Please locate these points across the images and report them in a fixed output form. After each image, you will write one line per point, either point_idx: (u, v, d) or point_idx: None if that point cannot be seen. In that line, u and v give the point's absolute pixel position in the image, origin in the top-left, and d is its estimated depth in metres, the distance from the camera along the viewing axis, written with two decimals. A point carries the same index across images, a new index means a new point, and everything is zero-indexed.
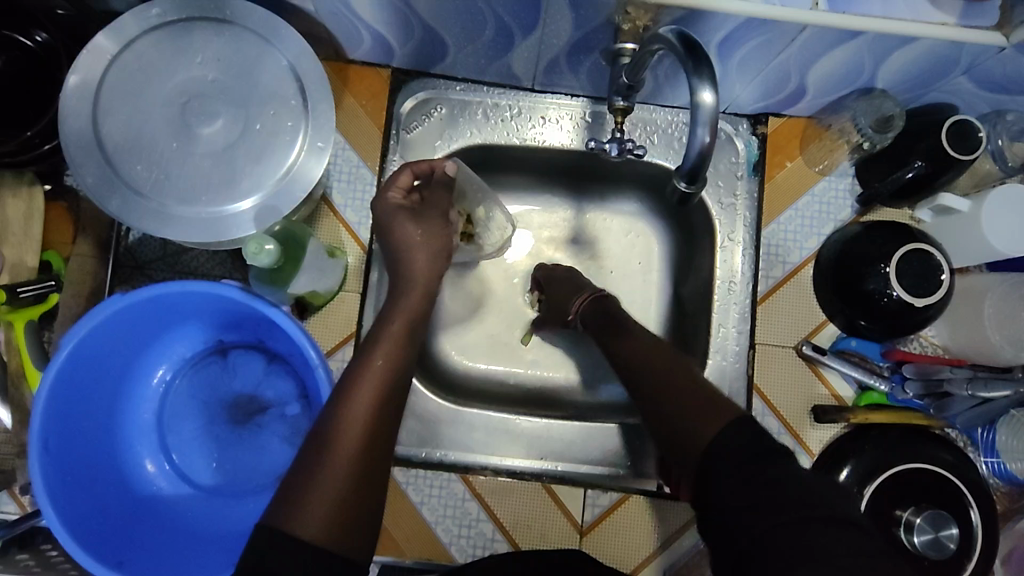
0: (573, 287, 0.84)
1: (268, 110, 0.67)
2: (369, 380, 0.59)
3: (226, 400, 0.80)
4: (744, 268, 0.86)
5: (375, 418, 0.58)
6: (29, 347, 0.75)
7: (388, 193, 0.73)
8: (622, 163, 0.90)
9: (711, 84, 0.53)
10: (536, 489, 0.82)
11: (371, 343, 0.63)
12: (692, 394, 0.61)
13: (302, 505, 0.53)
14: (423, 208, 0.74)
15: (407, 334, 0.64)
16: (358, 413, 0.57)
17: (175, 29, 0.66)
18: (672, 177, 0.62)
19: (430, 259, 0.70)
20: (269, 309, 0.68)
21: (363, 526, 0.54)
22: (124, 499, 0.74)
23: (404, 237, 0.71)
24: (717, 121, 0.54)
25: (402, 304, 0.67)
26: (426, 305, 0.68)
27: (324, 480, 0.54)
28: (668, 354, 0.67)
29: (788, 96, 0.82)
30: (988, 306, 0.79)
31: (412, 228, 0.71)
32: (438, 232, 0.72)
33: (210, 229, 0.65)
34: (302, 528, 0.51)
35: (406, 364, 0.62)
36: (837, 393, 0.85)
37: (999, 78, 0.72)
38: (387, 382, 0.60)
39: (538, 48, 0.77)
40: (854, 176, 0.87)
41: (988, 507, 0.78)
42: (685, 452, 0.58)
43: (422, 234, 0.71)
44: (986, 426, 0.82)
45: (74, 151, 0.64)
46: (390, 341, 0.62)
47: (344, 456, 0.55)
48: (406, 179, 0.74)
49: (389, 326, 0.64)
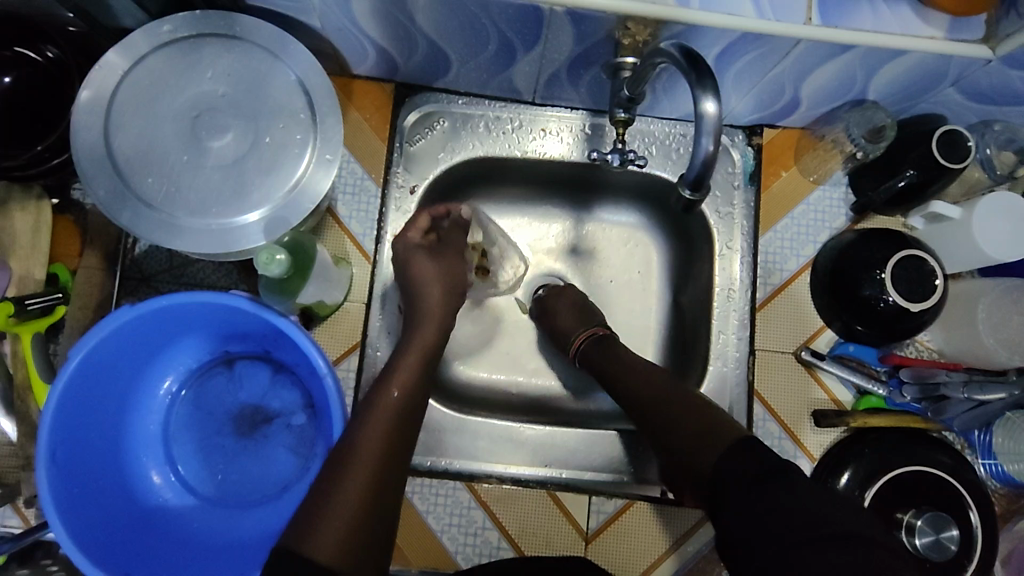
0: (577, 313, 0.87)
1: (278, 123, 0.68)
2: (383, 414, 0.65)
3: (232, 411, 0.81)
4: (742, 275, 0.88)
5: (387, 447, 0.63)
6: (36, 360, 0.76)
7: (409, 234, 0.80)
8: (621, 173, 0.92)
9: (714, 95, 0.54)
10: (541, 497, 0.83)
11: (384, 379, 0.68)
12: (691, 422, 0.63)
13: (317, 525, 0.56)
14: (438, 246, 0.83)
15: (419, 369, 0.71)
16: (370, 445, 0.62)
17: (186, 45, 0.68)
18: (676, 186, 0.63)
19: (445, 292, 0.79)
20: (278, 319, 0.69)
21: (370, 552, 0.57)
22: (130, 511, 0.74)
23: (421, 273, 0.79)
24: (721, 130, 0.55)
25: (416, 337, 0.74)
26: (438, 338, 0.76)
27: (339, 504, 0.57)
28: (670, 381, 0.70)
29: (782, 108, 0.85)
30: (980, 311, 0.81)
31: (430, 264, 0.80)
32: (453, 268, 0.82)
33: (221, 241, 0.66)
34: (317, 548, 0.54)
35: (418, 398, 0.68)
36: (835, 396, 0.86)
37: (986, 89, 0.74)
38: (399, 413, 0.65)
39: (539, 62, 0.78)
40: (847, 185, 0.89)
41: (986, 508, 0.80)
42: (693, 476, 0.60)
43: (438, 272, 0.80)
44: (983, 429, 0.83)
45: (85, 165, 0.65)
46: (402, 378, 0.68)
47: (356, 483, 0.59)
48: (424, 221, 0.81)
49: (403, 363, 0.70)
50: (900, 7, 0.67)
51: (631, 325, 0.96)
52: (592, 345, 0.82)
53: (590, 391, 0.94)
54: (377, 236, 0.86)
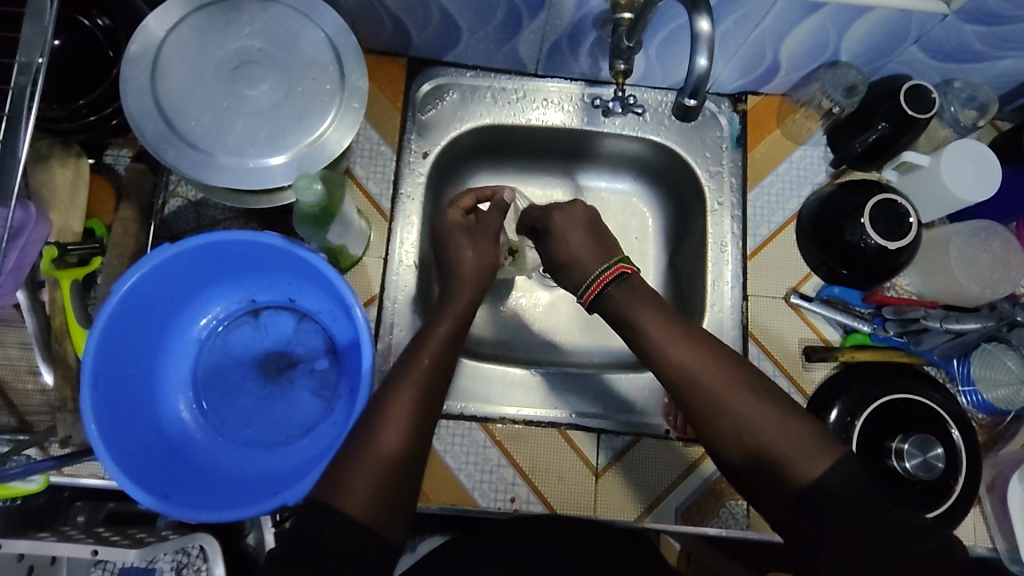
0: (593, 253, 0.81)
1: (309, 75, 0.74)
2: (410, 382, 0.67)
3: (258, 357, 0.85)
4: (733, 229, 0.95)
5: (418, 409, 0.65)
6: (73, 306, 0.80)
7: (450, 211, 0.87)
8: (617, 139, 0.99)
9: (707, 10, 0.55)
10: (553, 434, 0.87)
11: (416, 348, 0.71)
12: (770, 434, 0.61)
13: (345, 483, 0.60)
14: (476, 227, 0.88)
15: (448, 341, 0.72)
16: (400, 410, 0.65)
17: (225, 5, 0.74)
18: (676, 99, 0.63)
19: (476, 273, 0.82)
20: (310, 255, 0.74)
21: (401, 507, 0.61)
22: (163, 446, 0.78)
23: (457, 250, 0.84)
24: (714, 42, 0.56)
25: (448, 310, 0.77)
26: (467, 313, 0.78)
27: (367, 466, 0.61)
28: (729, 373, 0.65)
29: (763, 73, 0.93)
30: (952, 252, 0.88)
31: (465, 243, 0.85)
32: (486, 251, 0.85)
33: (255, 179, 0.72)
34: (347, 500, 0.58)
35: (445, 367, 0.70)
36: (825, 336, 0.92)
37: (945, 46, 0.83)
38: (428, 378, 0.68)
39: (543, 30, 0.86)
40: (826, 145, 0.97)
41: (969, 433, 0.85)
42: (778, 492, 0.60)
43: (471, 250, 0.84)
44: (961, 359, 0.89)
45: (132, 110, 0.71)
46: (432, 347, 0.71)
47: (387, 447, 0.62)
48: (468, 202, 0.89)
49: (432, 334, 0.72)
50: None
51: None
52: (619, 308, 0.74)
53: (591, 346, 1.00)
54: (392, 196, 0.93)
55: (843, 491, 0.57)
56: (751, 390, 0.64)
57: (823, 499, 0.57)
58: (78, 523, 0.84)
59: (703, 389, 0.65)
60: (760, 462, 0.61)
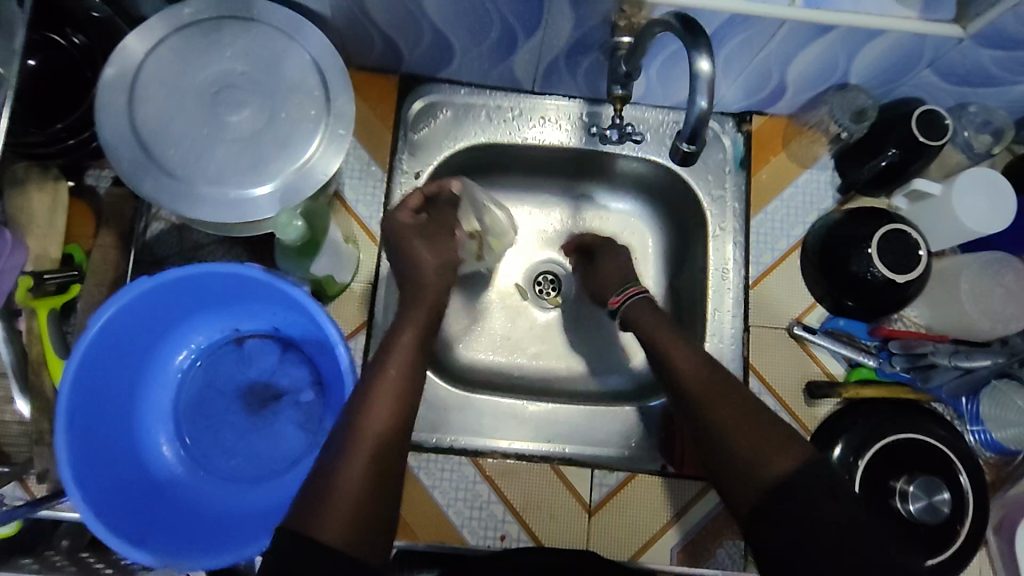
0: (621, 273, 0.91)
1: (293, 100, 0.71)
2: (380, 392, 0.68)
3: (241, 388, 0.83)
4: (735, 255, 0.92)
5: (391, 426, 0.66)
6: (51, 336, 0.77)
7: (399, 213, 0.81)
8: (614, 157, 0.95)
9: (708, 52, 0.54)
10: (545, 470, 0.85)
11: (382, 357, 0.72)
12: (738, 419, 0.67)
13: (326, 499, 0.60)
14: (429, 226, 0.83)
15: (414, 347, 0.73)
16: (372, 422, 0.65)
17: (206, 26, 0.71)
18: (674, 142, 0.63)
19: (439, 272, 0.81)
20: (291, 288, 0.71)
21: (378, 527, 0.61)
22: (141, 483, 0.75)
23: (414, 256, 0.81)
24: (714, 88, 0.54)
25: (409, 317, 0.76)
26: (429, 318, 0.78)
27: (346, 480, 0.61)
28: (707, 367, 0.72)
29: (770, 94, 0.89)
30: (964, 282, 0.85)
31: (422, 246, 0.81)
32: (446, 250, 0.83)
33: (236, 210, 0.68)
34: (329, 517, 0.59)
35: (413, 374, 0.71)
36: (829, 370, 0.89)
37: (961, 70, 0.79)
38: (398, 392, 0.69)
39: (540, 49, 0.82)
40: (835, 167, 0.93)
41: (977, 474, 0.82)
42: (746, 482, 0.63)
43: (430, 255, 0.81)
44: (970, 397, 0.86)
45: (108, 138, 0.68)
46: (399, 359, 0.71)
47: (360, 460, 0.63)
48: (416, 200, 0.82)
49: (398, 340, 0.73)
50: None
51: None
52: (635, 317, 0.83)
53: (586, 373, 0.97)
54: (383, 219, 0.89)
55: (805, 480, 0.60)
56: (731, 392, 0.69)
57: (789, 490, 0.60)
58: (63, 546, 0.81)
59: (692, 385, 0.71)
60: (726, 450, 0.66)
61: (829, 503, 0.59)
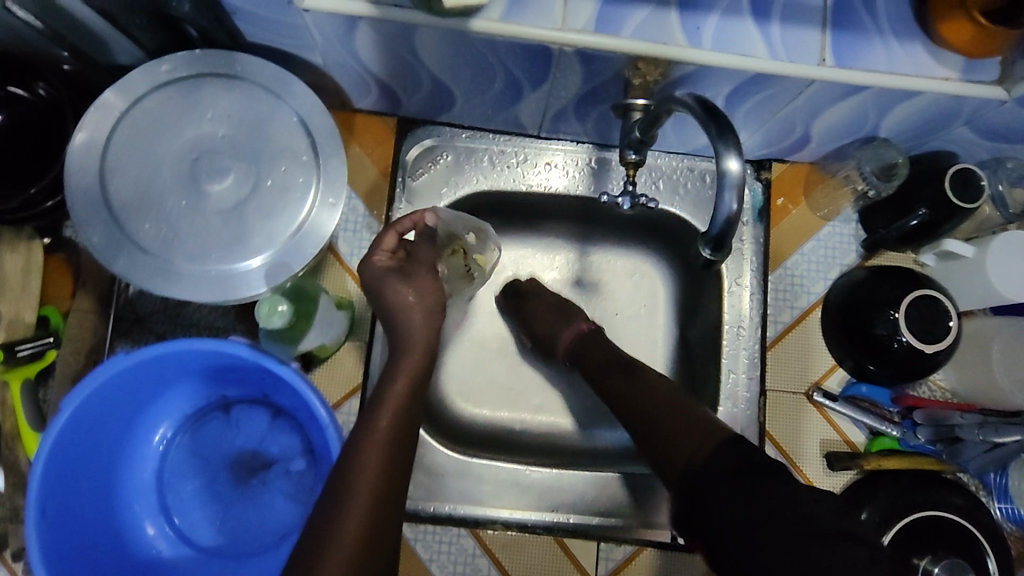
0: (556, 314, 0.85)
1: (280, 165, 0.66)
2: (373, 446, 0.59)
3: (228, 457, 0.78)
4: (752, 311, 0.86)
5: (382, 487, 0.58)
6: (25, 410, 0.73)
7: (374, 258, 0.71)
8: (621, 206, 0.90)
9: (737, 151, 0.52)
10: (547, 543, 0.81)
11: (375, 404, 0.63)
12: (676, 413, 0.64)
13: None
14: (409, 264, 0.71)
15: (411, 393, 0.64)
16: (363, 484, 0.57)
17: (186, 85, 0.66)
18: (697, 243, 0.60)
19: (427, 316, 0.68)
20: (278, 367, 0.66)
21: None
22: (122, 565, 0.72)
23: (394, 301, 0.68)
24: (745, 185, 0.53)
25: (401, 366, 0.66)
26: (425, 365, 0.67)
27: (333, 551, 0.53)
28: (654, 382, 0.70)
29: (792, 143, 0.83)
30: (996, 348, 0.80)
31: (403, 288, 0.68)
32: (430, 286, 0.70)
33: (219, 287, 0.64)
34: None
35: (410, 424, 0.63)
36: (848, 437, 0.85)
37: (999, 128, 0.74)
38: (391, 448, 0.60)
39: (547, 100, 0.77)
40: (858, 221, 0.88)
41: (1004, 553, 0.78)
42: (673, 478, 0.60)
43: (413, 295, 0.68)
44: (998, 471, 0.81)
45: (81, 211, 0.63)
46: (393, 408, 0.62)
47: (351, 529, 0.55)
48: (390, 240, 0.72)
49: (393, 386, 0.64)
50: (913, 50, 0.65)
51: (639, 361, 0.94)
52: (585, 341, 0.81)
53: (589, 429, 0.92)
54: None
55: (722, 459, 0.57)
56: (672, 398, 0.67)
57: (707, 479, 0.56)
58: None
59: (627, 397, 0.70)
60: (661, 452, 0.62)
61: (743, 481, 0.54)
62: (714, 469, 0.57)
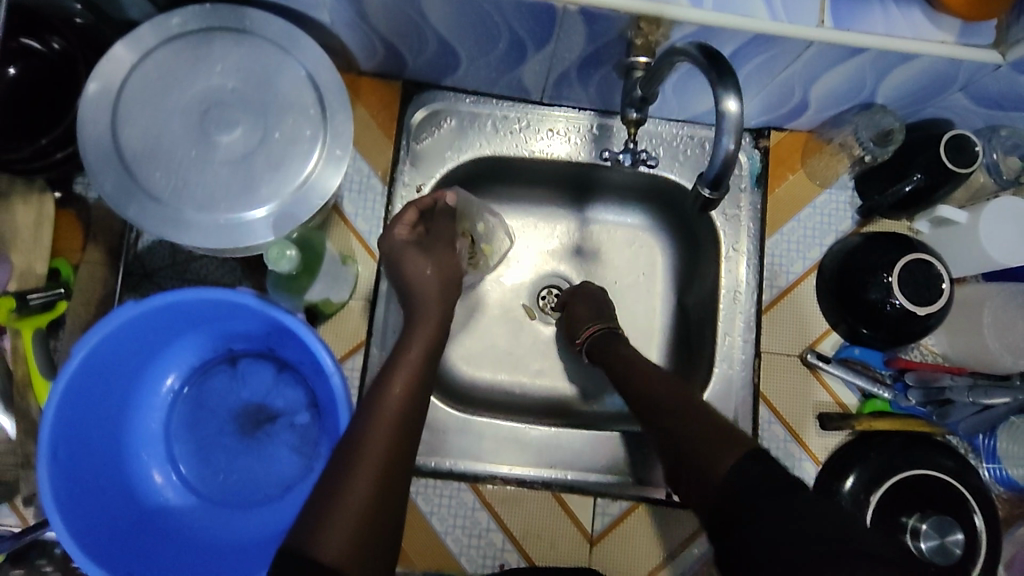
0: (592, 309, 0.87)
1: (287, 118, 0.67)
2: (384, 411, 0.60)
3: (234, 409, 0.80)
4: (748, 277, 0.88)
5: (397, 440, 0.59)
6: (37, 356, 0.75)
7: (395, 230, 0.74)
8: (623, 172, 0.91)
9: (736, 93, 0.55)
10: (545, 498, 0.83)
11: (386, 372, 0.64)
12: (699, 420, 0.64)
13: (323, 530, 0.53)
14: (428, 239, 0.76)
15: (422, 364, 0.65)
16: (374, 446, 0.57)
17: (195, 38, 0.67)
18: (695, 184, 0.63)
19: (443, 289, 0.73)
20: (283, 316, 0.68)
21: (379, 552, 0.54)
22: (131, 510, 0.73)
23: (414, 272, 0.72)
24: (742, 129, 0.56)
25: (416, 333, 0.68)
26: (440, 334, 0.70)
27: (348, 498, 0.54)
28: (676, 387, 0.70)
29: (791, 110, 0.85)
30: (987, 314, 0.82)
31: (422, 261, 0.73)
32: (447, 260, 0.75)
33: (227, 236, 0.65)
34: (324, 552, 0.51)
35: (421, 391, 0.63)
36: (841, 400, 0.86)
37: (995, 94, 0.75)
38: (405, 408, 0.61)
39: (549, 61, 0.78)
40: (853, 189, 0.90)
41: (991, 512, 0.80)
42: (700, 486, 0.59)
43: (432, 269, 0.73)
44: (987, 433, 0.83)
45: (92, 158, 0.65)
46: (406, 370, 0.64)
47: (361, 485, 0.55)
48: (411, 215, 0.75)
49: (406, 355, 0.65)
50: (910, 13, 0.67)
51: (637, 327, 0.96)
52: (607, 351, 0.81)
53: (588, 393, 0.94)
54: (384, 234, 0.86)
55: (750, 470, 0.56)
56: (693, 409, 0.66)
57: (738, 486, 0.56)
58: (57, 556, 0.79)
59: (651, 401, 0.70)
60: (687, 457, 0.62)
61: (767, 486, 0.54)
62: (742, 475, 0.56)
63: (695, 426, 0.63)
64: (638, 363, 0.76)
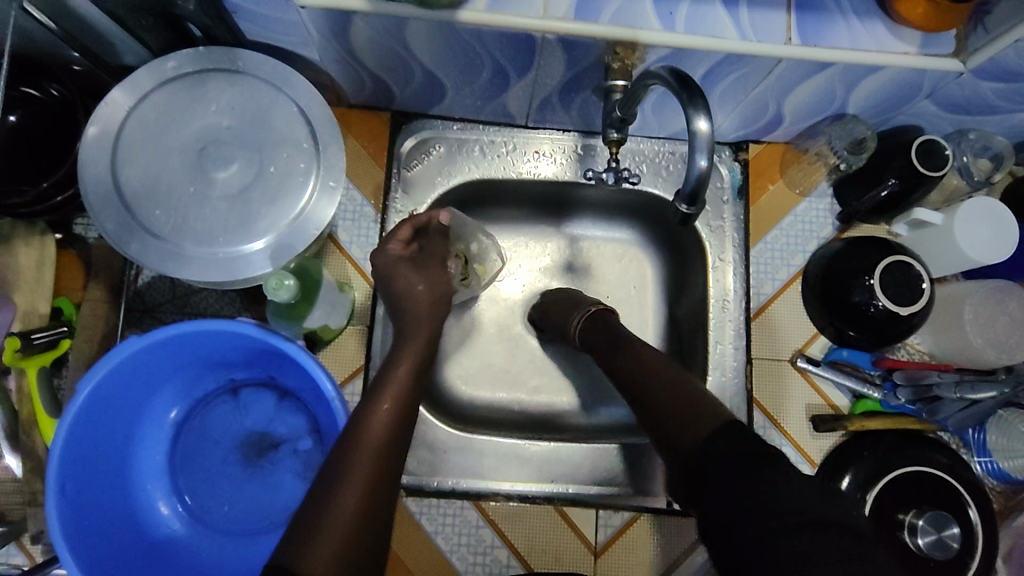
0: (570, 303, 0.87)
1: (282, 153, 0.70)
2: (375, 427, 0.61)
3: (238, 439, 0.82)
4: (735, 286, 0.90)
5: (386, 455, 0.60)
6: (42, 395, 0.76)
7: (389, 247, 0.75)
8: (591, 193, 0.95)
9: (707, 114, 0.58)
10: (548, 512, 0.84)
11: (377, 388, 0.65)
12: (684, 400, 0.65)
13: (314, 540, 0.53)
14: (421, 257, 0.78)
15: (410, 380, 0.67)
16: (366, 458, 0.59)
17: (191, 79, 0.70)
18: (674, 200, 0.65)
19: (434, 303, 0.75)
20: (284, 344, 0.69)
21: (366, 563, 0.55)
22: (139, 541, 0.75)
23: (406, 287, 0.75)
24: (714, 145, 0.59)
25: (405, 350, 0.71)
26: (427, 351, 0.72)
27: (337, 511, 0.55)
28: (666, 367, 0.70)
29: (767, 124, 0.88)
30: (967, 312, 0.84)
31: (415, 278, 0.75)
32: (439, 278, 0.78)
33: (226, 268, 0.68)
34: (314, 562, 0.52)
35: (410, 408, 0.66)
36: (832, 402, 0.88)
37: (961, 101, 0.78)
38: (394, 423, 0.63)
39: (532, 87, 0.81)
40: (832, 196, 0.93)
41: (985, 506, 0.81)
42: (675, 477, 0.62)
43: (423, 285, 0.75)
44: (976, 427, 0.85)
45: (94, 199, 0.67)
46: (393, 388, 0.65)
47: (350, 497, 0.56)
48: (406, 232, 0.76)
49: (394, 372, 0.67)
50: (873, 27, 0.70)
51: None
52: (603, 330, 0.80)
53: (574, 408, 0.96)
54: None
55: None
56: (673, 393, 0.66)
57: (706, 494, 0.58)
58: None
59: (634, 390, 0.70)
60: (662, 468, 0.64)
61: None
62: None
63: (670, 423, 0.64)
64: (626, 364, 0.73)
